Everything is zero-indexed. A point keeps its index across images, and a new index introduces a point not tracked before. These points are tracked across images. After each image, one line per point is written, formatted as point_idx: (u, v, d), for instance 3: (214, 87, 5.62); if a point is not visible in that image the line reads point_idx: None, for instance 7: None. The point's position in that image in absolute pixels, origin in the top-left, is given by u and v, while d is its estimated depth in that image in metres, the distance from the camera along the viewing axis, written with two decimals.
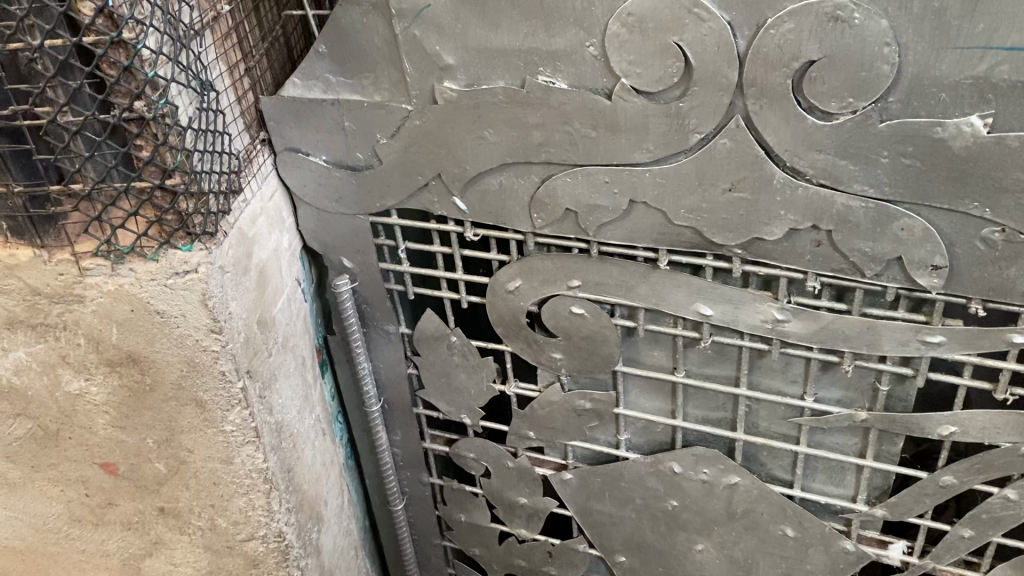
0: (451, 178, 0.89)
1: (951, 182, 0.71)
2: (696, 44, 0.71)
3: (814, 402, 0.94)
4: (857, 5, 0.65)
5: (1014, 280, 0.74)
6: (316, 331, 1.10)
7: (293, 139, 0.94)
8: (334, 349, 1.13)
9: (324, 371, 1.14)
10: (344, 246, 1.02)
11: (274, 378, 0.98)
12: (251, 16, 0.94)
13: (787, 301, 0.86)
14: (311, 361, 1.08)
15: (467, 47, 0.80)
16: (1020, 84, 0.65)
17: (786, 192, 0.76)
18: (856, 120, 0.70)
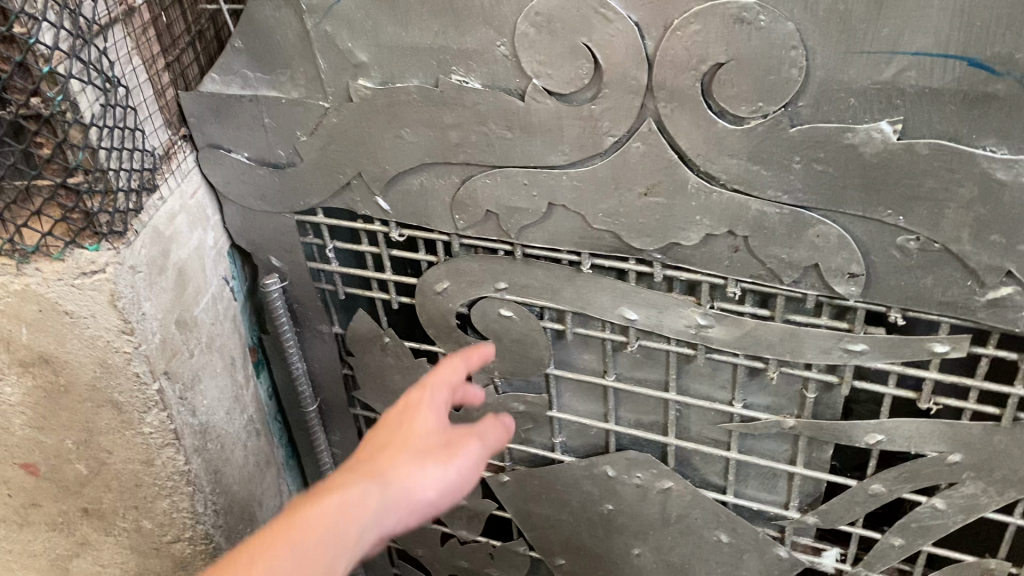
0: (371, 178, 0.87)
1: (863, 189, 0.69)
2: (604, 46, 0.69)
3: (742, 408, 0.92)
4: (761, 8, 0.63)
5: (930, 289, 0.72)
6: (248, 330, 1.08)
7: (215, 135, 0.92)
8: (267, 348, 1.11)
9: (258, 371, 1.12)
10: (271, 245, 1.00)
11: (197, 380, 0.96)
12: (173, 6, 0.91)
13: (709, 306, 0.84)
14: (242, 361, 1.07)
15: (379, 44, 0.78)
16: (927, 90, 0.63)
17: (700, 197, 0.75)
18: (766, 125, 0.68)
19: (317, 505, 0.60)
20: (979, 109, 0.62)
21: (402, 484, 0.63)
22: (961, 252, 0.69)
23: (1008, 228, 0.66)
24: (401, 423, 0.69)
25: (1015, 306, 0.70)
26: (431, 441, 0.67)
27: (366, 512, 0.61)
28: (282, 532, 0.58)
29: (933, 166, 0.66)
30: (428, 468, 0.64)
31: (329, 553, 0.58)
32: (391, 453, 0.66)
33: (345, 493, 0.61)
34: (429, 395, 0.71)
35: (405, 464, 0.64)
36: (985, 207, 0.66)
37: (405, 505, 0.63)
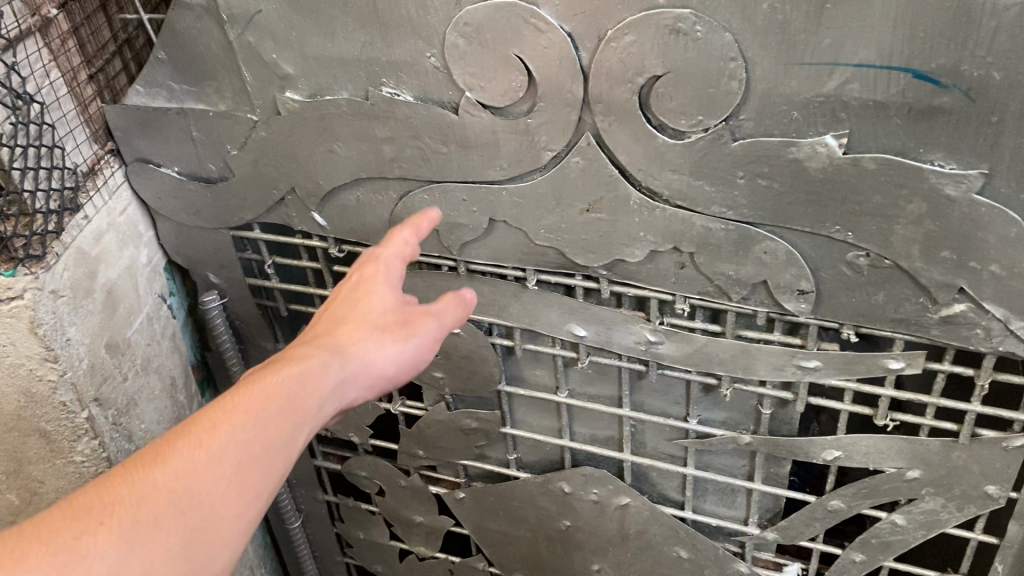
0: (305, 193, 0.83)
1: (809, 205, 0.66)
2: (537, 58, 0.66)
3: (697, 424, 0.89)
4: (698, 18, 0.60)
5: (881, 306, 0.70)
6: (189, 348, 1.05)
7: (143, 149, 0.88)
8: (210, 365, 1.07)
9: (202, 389, 1.09)
10: (209, 261, 0.96)
11: (133, 404, 0.93)
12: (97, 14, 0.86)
13: (659, 322, 0.81)
14: (183, 381, 1.03)
15: (305, 56, 0.74)
16: (871, 103, 0.60)
17: (643, 214, 0.71)
18: (707, 139, 0.65)
19: (282, 373, 0.58)
20: (926, 122, 0.59)
21: (362, 357, 0.62)
22: (912, 269, 0.66)
23: (959, 245, 0.63)
24: (353, 297, 0.67)
25: (968, 324, 0.68)
26: (389, 316, 0.65)
27: (328, 384, 0.59)
28: (246, 397, 0.56)
29: (881, 181, 0.63)
30: (387, 343, 0.63)
31: (294, 422, 0.57)
32: (347, 325, 0.64)
33: (307, 364, 0.59)
34: (384, 266, 0.68)
35: (365, 338, 0.63)
36: (934, 223, 0.63)
37: (364, 379, 0.62)
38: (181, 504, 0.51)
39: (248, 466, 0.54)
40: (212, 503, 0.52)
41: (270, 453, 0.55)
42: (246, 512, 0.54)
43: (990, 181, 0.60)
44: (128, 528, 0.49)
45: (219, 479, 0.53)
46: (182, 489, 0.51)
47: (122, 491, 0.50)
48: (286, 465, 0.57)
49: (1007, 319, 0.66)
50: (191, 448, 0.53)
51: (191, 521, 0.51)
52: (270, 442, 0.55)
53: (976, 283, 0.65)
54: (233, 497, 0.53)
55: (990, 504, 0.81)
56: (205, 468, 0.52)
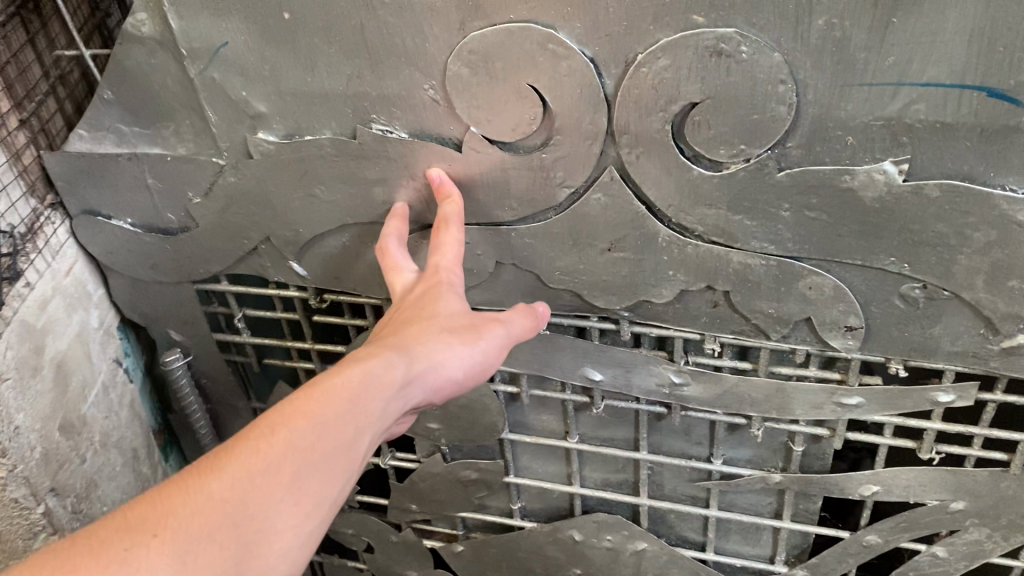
0: (282, 243, 0.73)
1: (863, 237, 0.60)
2: (554, 88, 0.58)
3: (722, 464, 0.83)
4: (743, 37, 0.53)
5: (938, 339, 0.64)
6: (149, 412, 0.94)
7: (90, 200, 0.77)
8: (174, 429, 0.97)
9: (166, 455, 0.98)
10: (170, 318, 0.86)
11: (96, 485, 0.82)
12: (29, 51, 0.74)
13: (684, 363, 0.74)
14: (147, 452, 0.92)
15: (280, 92, 0.64)
16: (938, 124, 0.54)
17: (673, 252, 0.64)
18: (749, 169, 0.58)
19: (347, 372, 0.51)
20: (999, 144, 0.53)
21: (432, 358, 0.55)
22: (974, 300, 0.60)
23: None
24: (413, 295, 0.60)
25: None
26: (453, 315, 0.58)
27: (395, 384, 0.53)
28: (309, 398, 0.49)
29: (944, 209, 0.57)
30: (456, 345, 0.56)
31: (360, 424, 0.50)
32: (415, 325, 0.57)
33: (371, 362, 0.52)
34: (450, 275, 0.61)
35: (432, 339, 0.56)
36: (1002, 251, 0.57)
37: (431, 380, 0.55)
38: (236, 518, 0.45)
39: (312, 474, 0.48)
40: (272, 515, 0.46)
41: (336, 462, 0.49)
42: (308, 525, 0.48)
43: None
44: (177, 544, 0.44)
45: (281, 487, 0.47)
46: (238, 499, 0.45)
47: (176, 499, 0.45)
48: (351, 473, 0.50)
49: None
50: (248, 454, 0.47)
51: (246, 534, 0.45)
52: (334, 448, 0.49)
53: None
54: (294, 508, 0.47)
55: None
56: (265, 475, 0.46)
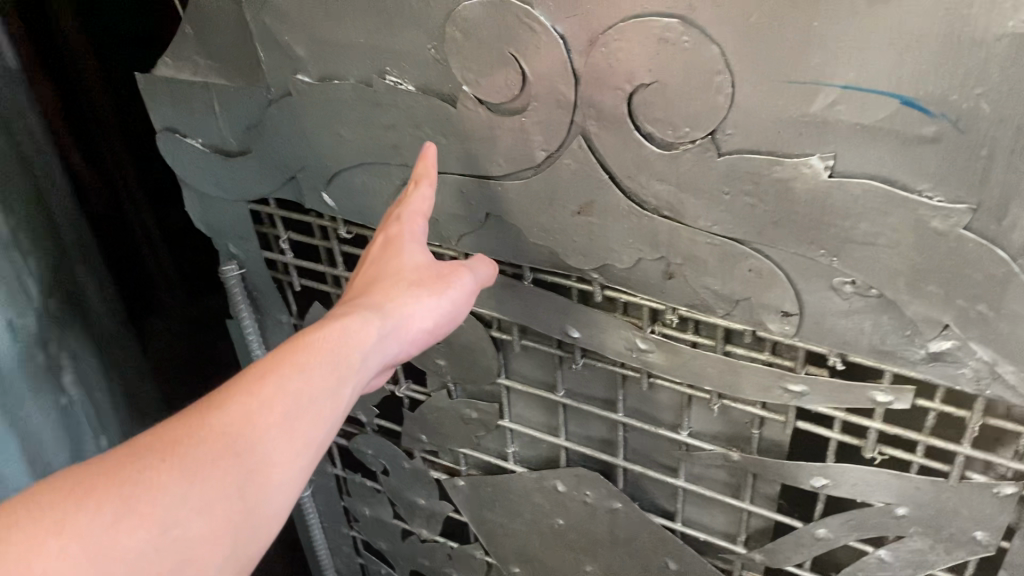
0: (313, 174, 0.84)
1: (795, 228, 0.64)
2: (531, 58, 0.66)
3: (688, 437, 0.88)
4: (684, 28, 0.59)
5: (867, 335, 0.68)
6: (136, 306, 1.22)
7: (170, 119, 0.91)
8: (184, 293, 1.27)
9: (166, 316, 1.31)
10: (229, 233, 0.99)
11: None
12: (2, 64, 0.98)
13: (650, 331, 0.81)
14: None
15: (315, 40, 0.75)
16: (860, 127, 0.57)
17: (632, 221, 0.71)
18: (694, 151, 0.64)
19: (328, 329, 0.64)
20: (916, 151, 0.57)
21: (402, 313, 0.69)
22: (897, 300, 0.64)
23: (947, 280, 0.61)
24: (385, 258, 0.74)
25: (956, 362, 0.65)
26: (420, 274, 0.73)
27: (370, 338, 0.66)
28: (296, 353, 0.62)
29: (868, 208, 0.60)
30: (422, 297, 0.71)
31: (342, 371, 0.63)
32: (384, 285, 0.71)
33: (348, 322, 0.66)
34: (410, 228, 0.75)
35: (400, 295, 0.70)
36: (920, 255, 0.61)
37: (402, 333, 0.69)
38: (240, 445, 0.56)
39: (304, 410, 0.59)
40: (271, 443, 0.57)
41: (324, 401, 0.61)
42: (300, 455, 0.59)
43: (979, 217, 0.58)
44: (189, 466, 0.54)
45: (274, 421, 0.58)
46: (242, 430, 0.56)
47: (183, 436, 0.55)
48: (337, 413, 0.62)
49: (994, 362, 0.63)
50: (245, 395, 0.58)
51: (250, 459, 0.56)
52: (321, 387, 0.61)
53: (963, 319, 0.62)
54: (289, 439, 0.58)
55: (980, 551, 0.77)
56: (264, 410, 0.57)
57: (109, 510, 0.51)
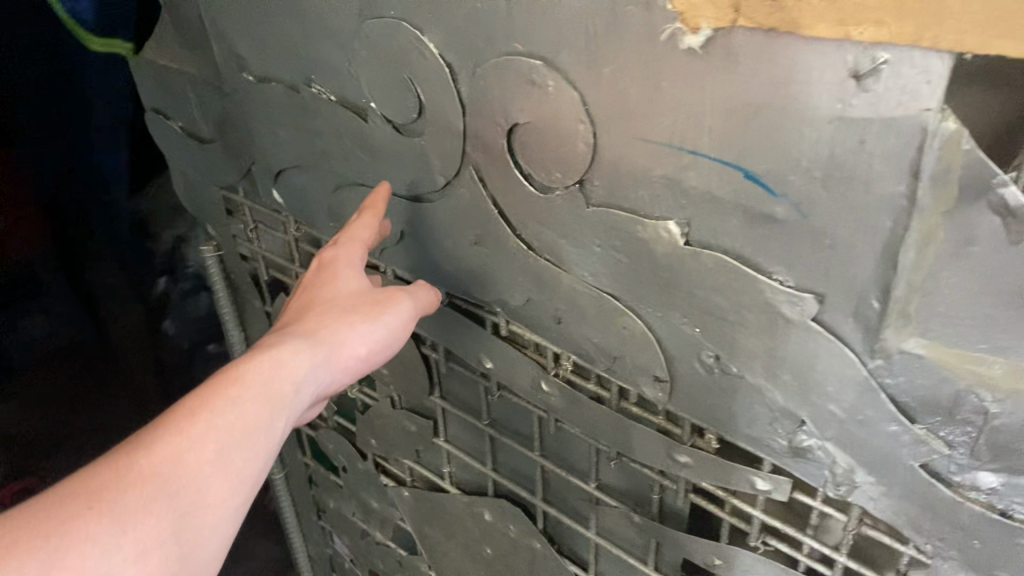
0: (263, 169, 0.87)
1: (658, 290, 0.61)
2: (424, 83, 0.65)
3: (597, 490, 0.85)
4: (547, 72, 0.57)
5: (734, 417, 0.63)
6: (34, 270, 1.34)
7: (157, 102, 0.96)
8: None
9: (168, 270, 1.42)
10: (208, 215, 1.04)
11: None
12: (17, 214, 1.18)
13: (553, 374, 0.78)
14: None
15: (254, 42, 0.77)
16: (708, 196, 0.54)
17: (520, 259, 0.69)
18: (566, 197, 0.62)
19: (259, 359, 0.59)
20: (762, 229, 0.52)
21: (340, 341, 0.65)
22: (756, 383, 0.59)
23: (798, 370, 0.56)
24: (322, 284, 0.69)
25: (818, 462, 0.59)
26: (356, 301, 0.68)
27: (304, 366, 0.61)
28: (226, 384, 0.56)
29: (721, 282, 0.56)
30: (360, 325, 0.67)
31: (277, 404, 0.58)
32: (319, 312, 0.67)
33: (279, 350, 0.61)
34: (349, 251, 0.71)
35: (337, 322, 0.66)
36: (771, 339, 0.56)
37: (339, 361, 0.65)
38: (171, 485, 0.50)
39: (238, 444, 0.54)
40: (204, 482, 0.52)
41: (258, 436, 0.56)
42: (234, 494, 0.54)
43: (826, 308, 0.53)
44: (120, 511, 0.48)
45: (206, 459, 0.52)
46: (174, 471, 0.51)
47: (109, 478, 0.49)
48: (272, 446, 0.57)
49: (852, 468, 0.58)
50: (173, 431, 0.52)
51: (182, 499, 0.51)
52: (255, 421, 0.56)
53: (818, 416, 0.57)
54: (222, 478, 0.53)
55: None
56: (194, 449, 0.52)
57: (38, 566, 0.44)
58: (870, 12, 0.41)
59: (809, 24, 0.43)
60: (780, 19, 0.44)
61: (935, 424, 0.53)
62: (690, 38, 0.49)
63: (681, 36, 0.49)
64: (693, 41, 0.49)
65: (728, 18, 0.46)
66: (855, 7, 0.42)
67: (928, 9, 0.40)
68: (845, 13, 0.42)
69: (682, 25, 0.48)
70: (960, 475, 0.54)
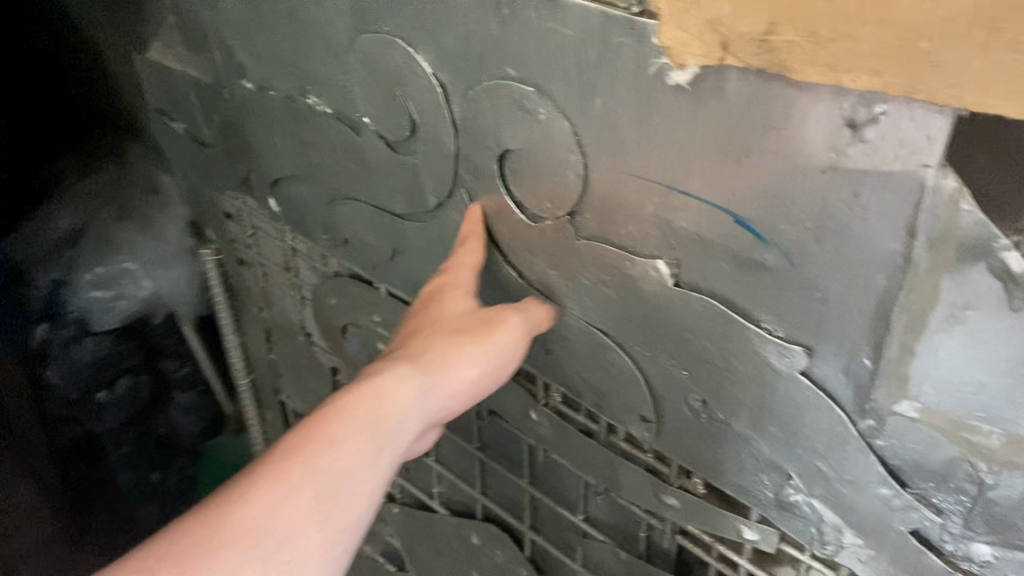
0: (262, 176, 0.86)
1: (646, 329, 0.58)
2: (417, 102, 0.63)
3: (585, 522, 0.82)
4: (540, 100, 0.55)
5: (722, 465, 0.60)
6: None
7: (160, 103, 0.95)
8: (152, 292, 1.17)
9: (45, 318, 1.12)
10: (209, 217, 1.03)
11: None
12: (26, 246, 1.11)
13: (542, 403, 0.76)
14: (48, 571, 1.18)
15: (253, 50, 0.76)
16: (698, 237, 0.51)
17: (510, 286, 0.67)
18: (556, 228, 0.60)
19: (357, 390, 0.55)
20: (751, 275, 0.50)
21: (445, 367, 0.60)
22: (742, 433, 0.57)
23: (786, 423, 0.53)
24: (429, 308, 0.65)
25: (805, 518, 0.57)
26: (465, 322, 0.63)
27: (404, 397, 0.56)
28: (321, 423, 0.52)
29: (710, 327, 0.54)
30: (467, 347, 0.61)
31: (378, 443, 0.53)
32: (426, 338, 0.62)
33: (378, 380, 0.56)
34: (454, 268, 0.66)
35: (443, 347, 0.61)
36: (759, 390, 0.54)
37: (445, 388, 0.59)
38: (262, 545, 0.46)
39: (334, 490, 0.50)
40: (298, 538, 0.47)
41: (357, 476, 0.51)
42: (333, 545, 0.49)
43: (816, 361, 0.50)
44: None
45: (297, 508, 0.48)
46: (266, 526, 0.47)
47: (194, 540, 0.45)
48: (374, 488, 0.52)
49: (839, 527, 0.55)
50: (264, 483, 0.48)
51: (274, 558, 0.46)
52: (353, 461, 0.51)
53: (806, 472, 0.54)
54: (316, 529, 0.48)
55: None
56: (288, 499, 0.48)
57: None
58: (863, 60, 0.38)
59: (799, 68, 0.41)
60: (769, 61, 0.42)
61: (926, 489, 0.50)
62: (678, 73, 0.46)
63: (669, 71, 0.47)
64: (681, 77, 0.46)
65: (716, 55, 0.44)
66: (847, 55, 0.39)
67: (923, 62, 0.37)
68: (836, 60, 0.39)
69: (669, 59, 0.46)
70: (954, 545, 0.51)
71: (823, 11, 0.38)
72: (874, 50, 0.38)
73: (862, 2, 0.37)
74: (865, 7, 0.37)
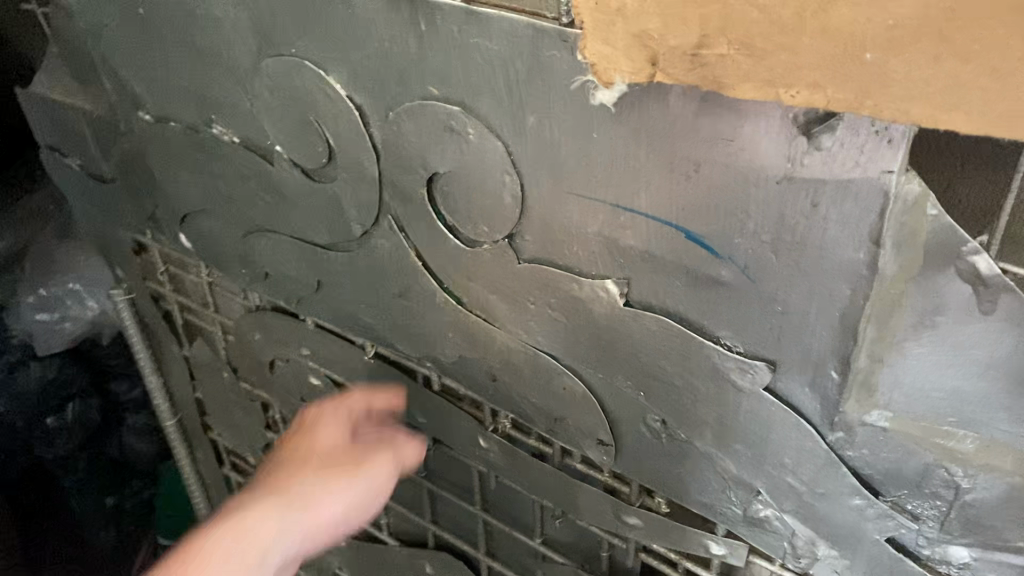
0: (170, 211, 0.80)
1: (597, 351, 0.55)
2: (333, 127, 0.59)
3: (543, 546, 0.79)
4: (468, 120, 0.51)
5: (686, 484, 0.58)
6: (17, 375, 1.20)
7: (51, 139, 0.88)
8: (97, 311, 1.14)
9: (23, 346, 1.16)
10: (115, 255, 0.97)
11: None
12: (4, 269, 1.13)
13: (491, 430, 0.72)
14: None
15: (149, 79, 0.70)
16: (648, 255, 0.49)
17: (449, 314, 0.63)
18: (493, 251, 0.56)
19: (210, 538, 0.58)
20: (707, 291, 0.47)
21: (309, 503, 0.62)
22: (707, 451, 0.54)
23: (752, 440, 0.51)
24: (300, 442, 0.68)
25: (776, 533, 0.55)
26: (333, 457, 0.66)
27: (263, 538, 0.59)
28: None
29: (667, 348, 0.51)
30: (331, 492, 0.63)
31: None
32: (292, 473, 0.64)
33: (238, 521, 0.59)
34: (324, 412, 0.69)
35: (307, 484, 0.63)
36: (721, 408, 0.51)
37: (314, 532, 0.61)
38: None
39: None
40: None
41: None
42: None
43: (781, 376, 0.48)
44: None
45: None
46: None
47: None
48: None
49: (813, 540, 0.53)
50: None
51: None
52: None
53: (775, 487, 0.52)
54: None
55: None
56: None
57: None
58: (804, 76, 0.35)
59: (733, 85, 0.37)
60: (702, 77, 0.38)
61: (901, 497, 0.48)
62: (603, 93, 0.44)
63: (594, 89, 0.44)
64: (607, 97, 0.44)
65: (645, 71, 0.40)
66: (785, 70, 0.35)
67: (869, 75, 0.33)
68: (775, 75, 0.36)
69: (594, 78, 0.43)
70: (930, 549, 0.50)
71: (758, 23, 0.35)
72: (816, 65, 0.34)
73: (800, 13, 0.33)
74: (802, 17, 0.33)
